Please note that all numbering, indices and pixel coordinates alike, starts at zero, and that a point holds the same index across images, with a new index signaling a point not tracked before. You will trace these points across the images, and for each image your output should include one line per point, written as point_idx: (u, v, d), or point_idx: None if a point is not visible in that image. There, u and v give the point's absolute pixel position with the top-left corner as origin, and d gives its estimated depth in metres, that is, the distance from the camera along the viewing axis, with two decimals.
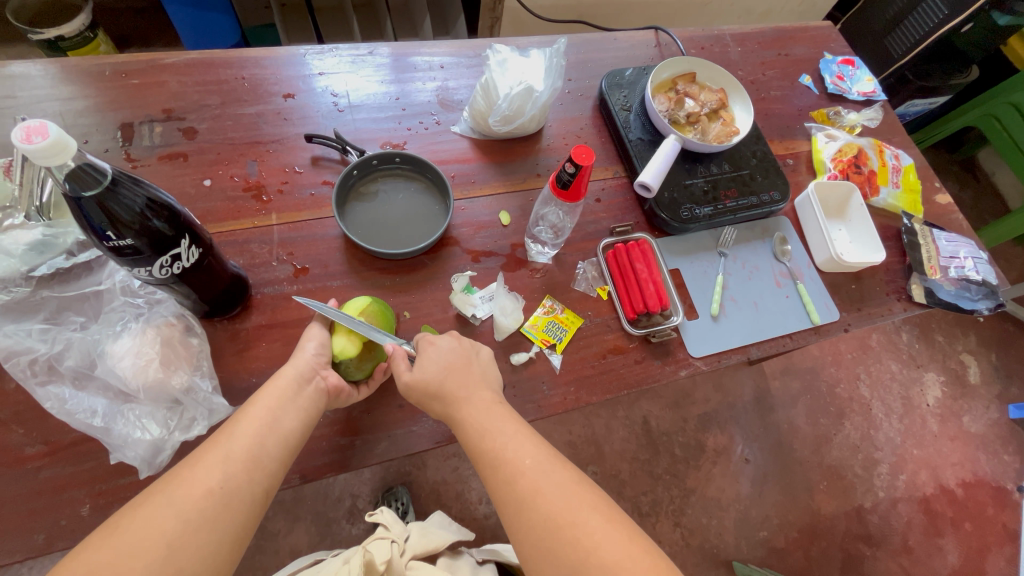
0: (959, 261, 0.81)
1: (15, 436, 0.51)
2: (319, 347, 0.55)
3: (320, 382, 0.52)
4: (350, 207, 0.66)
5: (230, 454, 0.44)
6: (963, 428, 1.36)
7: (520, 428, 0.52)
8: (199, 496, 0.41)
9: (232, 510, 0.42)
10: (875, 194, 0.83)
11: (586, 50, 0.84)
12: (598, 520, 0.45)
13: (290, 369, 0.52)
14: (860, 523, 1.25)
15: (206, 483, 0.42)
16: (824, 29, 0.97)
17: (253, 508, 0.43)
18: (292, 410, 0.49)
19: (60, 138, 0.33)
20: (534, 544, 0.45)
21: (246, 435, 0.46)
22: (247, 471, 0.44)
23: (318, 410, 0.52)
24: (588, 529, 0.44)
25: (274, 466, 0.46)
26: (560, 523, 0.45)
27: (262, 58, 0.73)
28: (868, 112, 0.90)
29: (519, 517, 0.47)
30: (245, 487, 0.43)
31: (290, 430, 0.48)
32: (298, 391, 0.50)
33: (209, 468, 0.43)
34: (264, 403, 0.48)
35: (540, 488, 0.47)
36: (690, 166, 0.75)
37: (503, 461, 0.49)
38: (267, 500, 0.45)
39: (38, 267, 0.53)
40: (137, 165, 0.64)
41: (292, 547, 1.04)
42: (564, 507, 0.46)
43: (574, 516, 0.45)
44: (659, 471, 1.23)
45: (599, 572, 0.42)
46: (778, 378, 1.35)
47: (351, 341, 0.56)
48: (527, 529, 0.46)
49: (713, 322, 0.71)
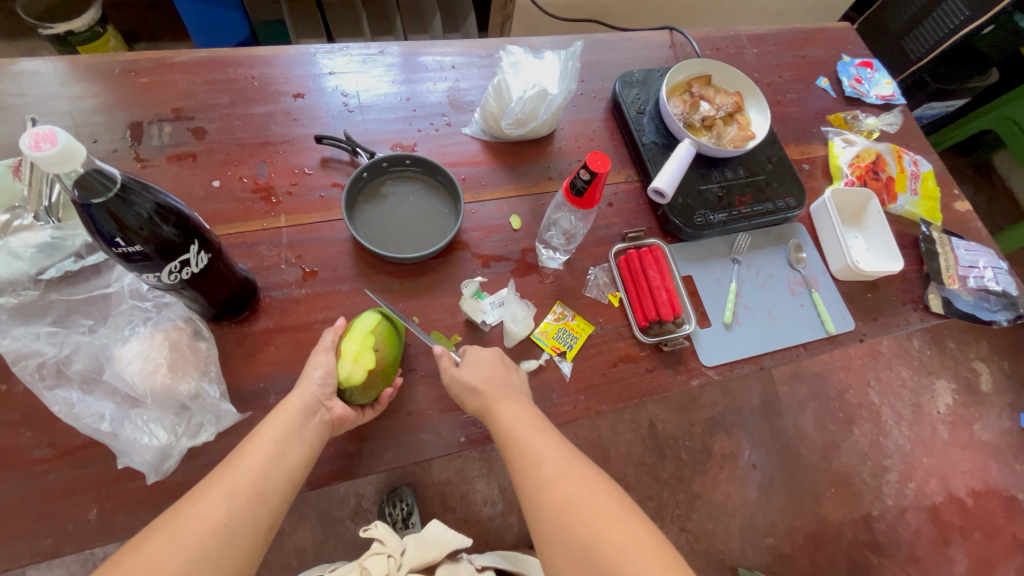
0: (978, 271, 0.79)
1: (22, 439, 0.51)
2: (326, 376, 0.53)
3: (325, 415, 0.51)
4: (360, 209, 0.65)
5: (234, 488, 0.44)
6: (974, 436, 1.34)
7: (543, 421, 0.54)
8: (203, 534, 0.41)
9: (234, 548, 0.42)
10: (893, 201, 0.82)
11: (599, 50, 0.83)
12: (613, 505, 0.47)
13: (295, 402, 0.50)
14: (867, 531, 1.24)
15: (211, 520, 0.42)
16: (842, 30, 0.95)
17: (256, 544, 0.43)
18: (298, 442, 0.48)
19: (70, 145, 0.33)
20: (551, 523, 0.47)
21: (251, 469, 0.45)
22: (251, 506, 0.44)
23: (322, 443, 0.51)
24: (603, 513, 0.46)
25: (277, 500, 0.46)
26: (587, 522, 0.45)
27: (272, 56, 0.72)
28: (886, 117, 0.89)
29: (538, 498, 0.48)
30: (249, 524, 0.43)
31: (295, 462, 0.48)
32: (304, 423, 0.50)
33: (213, 504, 0.43)
34: (270, 433, 0.48)
35: (560, 473, 0.49)
36: (704, 171, 0.74)
37: (537, 463, 0.50)
38: (271, 533, 0.45)
39: (47, 270, 0.52)
40: (146, 165, 0.64)
41: (297, 546, 1.04)
42: (581, 491, 0.47)
43: (593, 502, 0.47)
44: (665, 475, 1.23)
45: (608, 549, 0.43)
46: (786, 383, 1.33)
47: (357, 368, 0.53)
48: (544, 509, 0.47)
49: (726, 331, 0.70)
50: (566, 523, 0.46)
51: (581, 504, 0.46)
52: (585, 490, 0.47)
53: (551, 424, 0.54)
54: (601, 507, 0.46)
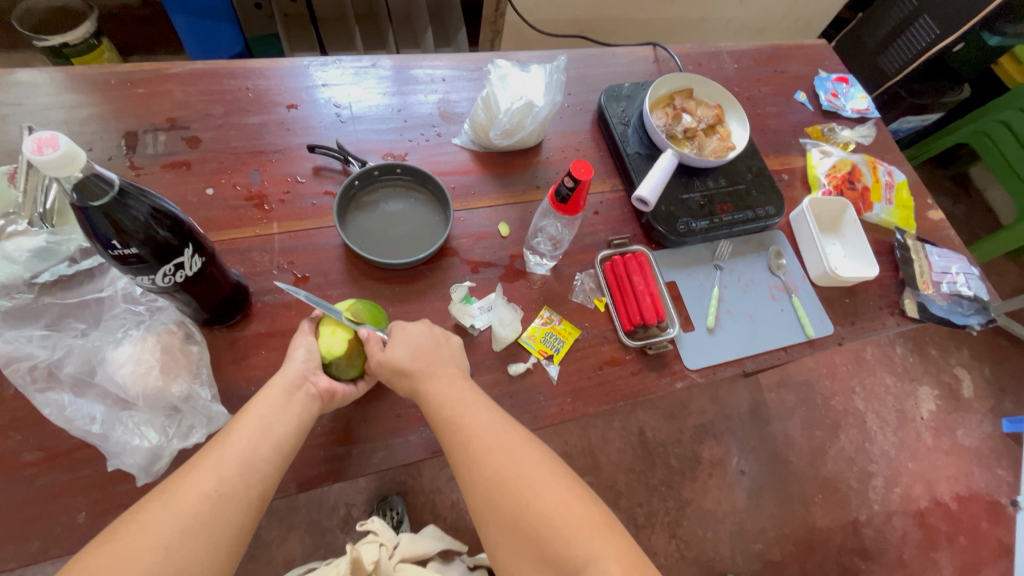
0: (951, 276, 0.82)
1: (11, 443, 0.51)
2: (308, 354, 0.54)
3: (311, 388, 0.52)
4: (351, 217, 0.67)
5: (224, 458, 0.44)
6: (957, 441, 1.37)
7: (477, 396, 0.54)
8: (195, 500, 0.42)
9: (227, 514, 0.43)
10: (869, 210, 0.85)
11: (585, 64, 0.85)
12: (541, 474, 0.48)
13: (280, 378, 0.52)
14: (855, 536, 1.25)
15: (202, 487, 0.42)
16: (818, 47, 0.99)
17: (249, 511, 0.44)
18: (286, 415, 0.49)
19: (71, 150, 0.34)
20: (485, 500, 0.48)
21: (240, 441, 0.46)
22: (242, 475, 0.44)
23: (311, 416, 0.52)
24: (532, 483, 0.47)
25: (268, 469, 0.46)
26: (519, 494, 0.47)
27: (266, 68, 0.74)
28: (861, 130, 0.92)
29: (472, 475, 0.49)
30: (241, 491, 0.44)
31: (284, 434, 0.48)
32: (289, 397, 0.51)
33: (203, 473, 0.43)
34: (257, 409, 0.49)
35: (491, 448, 0.49)
36: (687, 180, 0.76)
37: (469, 439, 0.50)
38: (265, 503, 0.46)
39: (41, 274, 0.53)
40: (141, 173, 0.65)
41: (286, 557, 1.03)
42: (512, 464, 0.48)
43: (522, 473, 0.48)
44: (655, 483, 1.23)
45: (537, 519, 0.45)
46: (773, 390, 1.36)
47: (337, 339, 0.55)
48: (478, 486, 0.48)
49: (709, 335, 0.72)
50: (497, 495, 0.47)
51: (513, 474, 0.48)
52: (519, 461, 0.49)
53: (485, 397, 0.54)
54: (532, 477, 0.48)
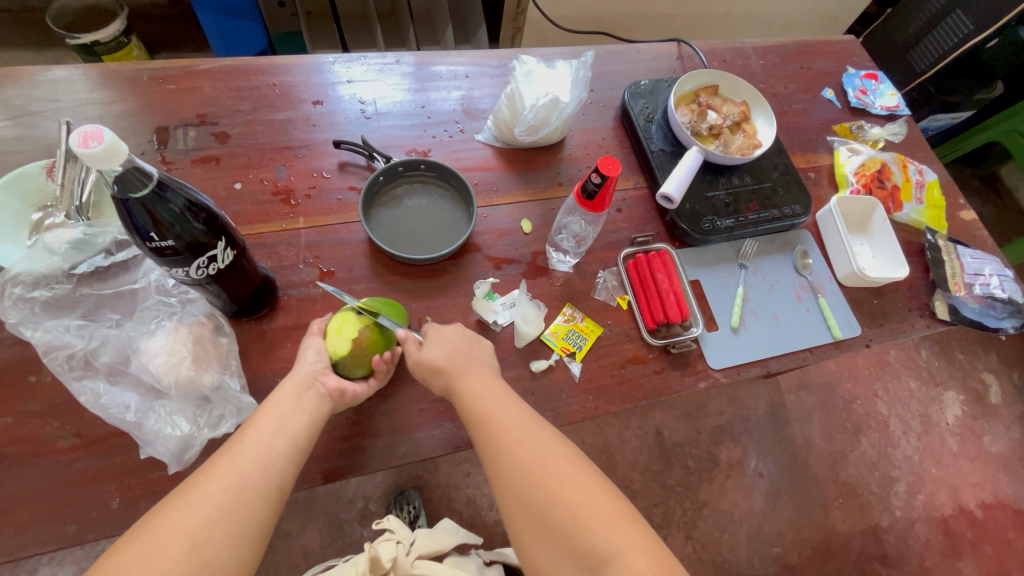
0: (984, 278, 0.80)
1: (49, 429, 0.52)
2: (317, 355, 0.54)
3: (320, 388, 0.53)
4: (376, 211, 0.67)
5: (241, 454, 0.45)
6: (984, 448, 1.33)
7: (507, 393, 0.55)
8: (216, 493, 0.43)
9: (248, 507, 0.43)
10: (898, 209, 0.83)
11: (609, 61, 0.85)
12: (567, 468, 0.48)
13: (291, 380, 0.52)
14: (876, 542, 1.23)
15: (222, 481, 0.43)
16: (847, 43, 0.97)
17: (268, 505, 0.45)
18: (298, 413, 0.50)
19: (114, 143, 0.35)
20: (512, 493, 0.48)
21: (256, 438, 0.47)
22: (260, 470, 0.45)
23: (324, 415, 0.52)
24: (557, 476, 0.48)
25: (285, 464, 0.47)
26: (546, 487, 0.47)
27: (292, 65, 0.75)
28: (891, 128, 0.90)
29: (500, 468, 0.50)
30: (259, 485, 0.45)
31: (298, 430, 0.49)
32: (301, 396, 0.51)
33: (222, 469, 0.44)
34: (271, 408, 0.50)
35: (520, 442, 0.50)
36: (711, 178, 0.75)
37: (499, 433, 0.51)
38: (284, 497, 0.47)
39: (79, 265, 0.54)
40: (172, 168, 0.66)
41: (305, 547, 1.05)
42: (539, 457, 0.49)
43: (548, 467, 0.48)
44: (671, 483, 1.23)
45: (561, 511, 0.46)
46: (793, 392, 1.34)
47: (340, 340, 0.55)
48: (506, 479, 0.49)
49: (733, 334, 0.71)
50: (524, 487, 0.48)
51: (538, 466, 0.48)
52: (545, 455, 0.49)
53: (514, 395, 0.55)
54: (558, 469, 0.48)
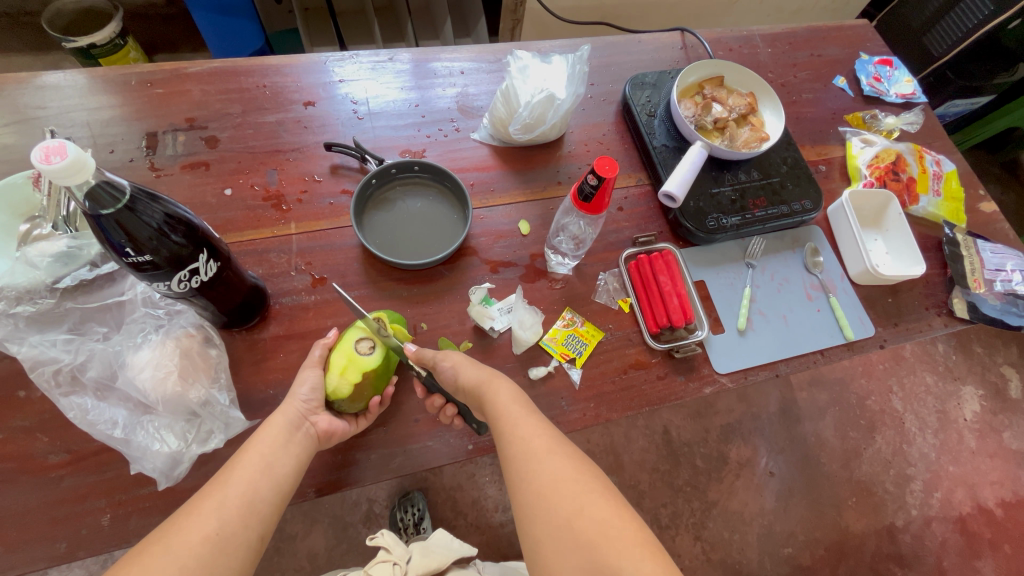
0: (1006, 274, 0.76)
1: (39, 445, 0.52)
2: (312, 392, 0.53)
3: (309, 429, 0.51)
4: (369, 216, 0.65)
5: (225, 499, 0.44)
6: (1004, 445, 1.29)
7: (535, 407, 0.53)
8: (195, 543, 0.41)
9: (229, 557, 0.42)
10: (914, 203, 0.79)
11: (609, 53, 0.82)
12: (596, 487, 0.46)
13: (280, 417, 0.50)
14: (892, 542, 1.20)
15: (204, 529, 0.42)
16: (860, 28, 0.93)
17: (248, 554, 0.43)
18: (287, 455, 0.49)
19: (79, 158, 0.33)
20: (537, 503, 0.46)
21: (241, 480, 0.45)
22: (242, 517, 0.44)
23: (308, 457, 0.51)
24: (586, 493, 0.46)
25: (268, 510, 0.46)
26: (573, 501, 0.45)
27: (284, 65, 0.73)
28: (908, 117, 0.86)
29: (524, 477, 0.48)
30: (241, 533, 0.43)
31: (284, 474, 0.48)
32: (291, 436, 0.50)
33: (205, 516, 0.43)
34: (259, 447, 0.48)
35: (549, 454, 0.48)
36: (717, 173, 0.72)
37: (527, 441, 0.49)
38: (265, 545, 0.46)
39: (63, 278, 0.53)
40: (161, 174, 0.65)
41: (310, 550, 1.04)
42: (567, 472, 0.47)
43: (575, 481, 0.46)
44: (680, 483, 1.21)
45: (588, 526, 0.43)
46: (805, 389, 1.30)
47: (343, 383, 0.53)
48: (529, 488, 0.47)
49: (740, 337, 0.68)
50: (547, 501, 0.46)
51: (563, 484, 0.46)
52: (573, 474, 0.47)
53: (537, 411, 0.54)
54: (586, 488, 0.46)
